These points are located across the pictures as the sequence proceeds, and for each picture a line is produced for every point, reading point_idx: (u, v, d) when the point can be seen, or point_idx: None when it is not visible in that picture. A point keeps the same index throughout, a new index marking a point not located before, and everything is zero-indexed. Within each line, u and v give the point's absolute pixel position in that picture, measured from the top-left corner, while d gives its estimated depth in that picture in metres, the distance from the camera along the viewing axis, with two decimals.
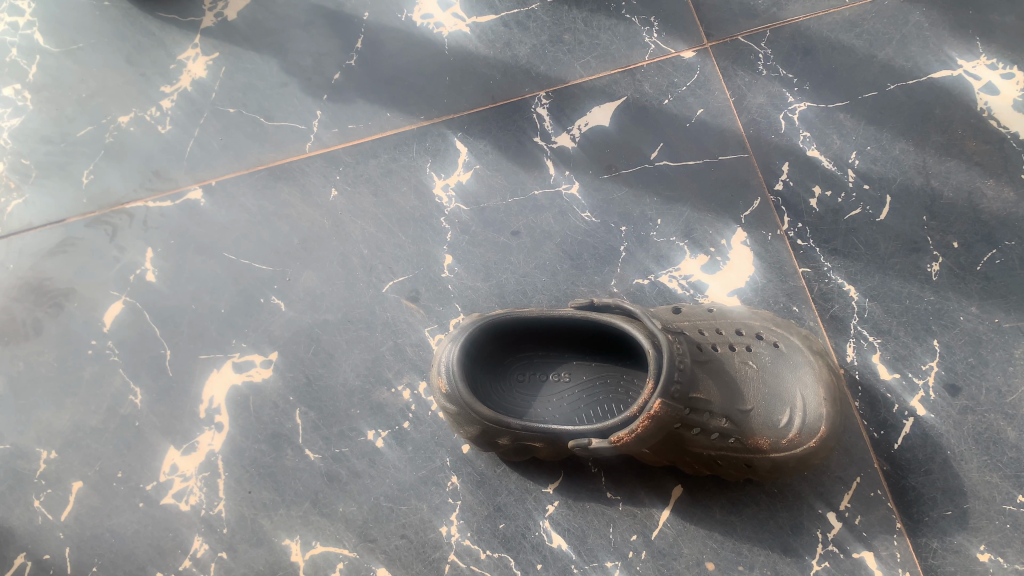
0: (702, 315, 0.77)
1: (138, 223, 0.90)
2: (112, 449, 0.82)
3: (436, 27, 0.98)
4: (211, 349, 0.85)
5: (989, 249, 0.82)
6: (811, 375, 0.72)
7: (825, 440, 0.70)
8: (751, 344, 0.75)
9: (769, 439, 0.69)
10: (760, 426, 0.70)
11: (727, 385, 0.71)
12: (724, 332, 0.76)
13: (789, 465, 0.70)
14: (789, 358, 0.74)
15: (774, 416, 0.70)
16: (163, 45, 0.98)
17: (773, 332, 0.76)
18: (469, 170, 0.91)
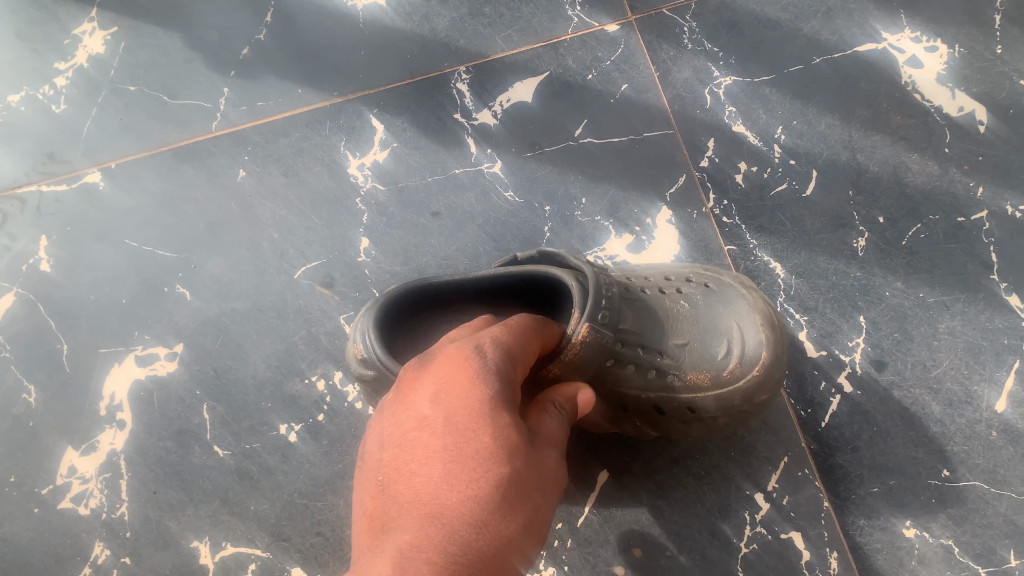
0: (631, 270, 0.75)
1: (31, 209, 0.84)
2: (5, 451, 0.77)
3: (350, 0, 0.93)
4: (112, 342, 0.80)
5: (914, 224, 0.81)
6: (746, 307, 0.69)
7: (767, 370, 0.66)
8: (681, 287, 0.72)
9: (707, 375, 0.66)
10: (693, 366, 0.67)
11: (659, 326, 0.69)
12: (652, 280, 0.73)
13: (735, 403, 0.66)
14: (718, 296, 0.71)
15: (711, 353, 0.67)
16: (56, 19, 0.91)
17: (704, 274, 0.74)
18: (387, 150, 0.87)
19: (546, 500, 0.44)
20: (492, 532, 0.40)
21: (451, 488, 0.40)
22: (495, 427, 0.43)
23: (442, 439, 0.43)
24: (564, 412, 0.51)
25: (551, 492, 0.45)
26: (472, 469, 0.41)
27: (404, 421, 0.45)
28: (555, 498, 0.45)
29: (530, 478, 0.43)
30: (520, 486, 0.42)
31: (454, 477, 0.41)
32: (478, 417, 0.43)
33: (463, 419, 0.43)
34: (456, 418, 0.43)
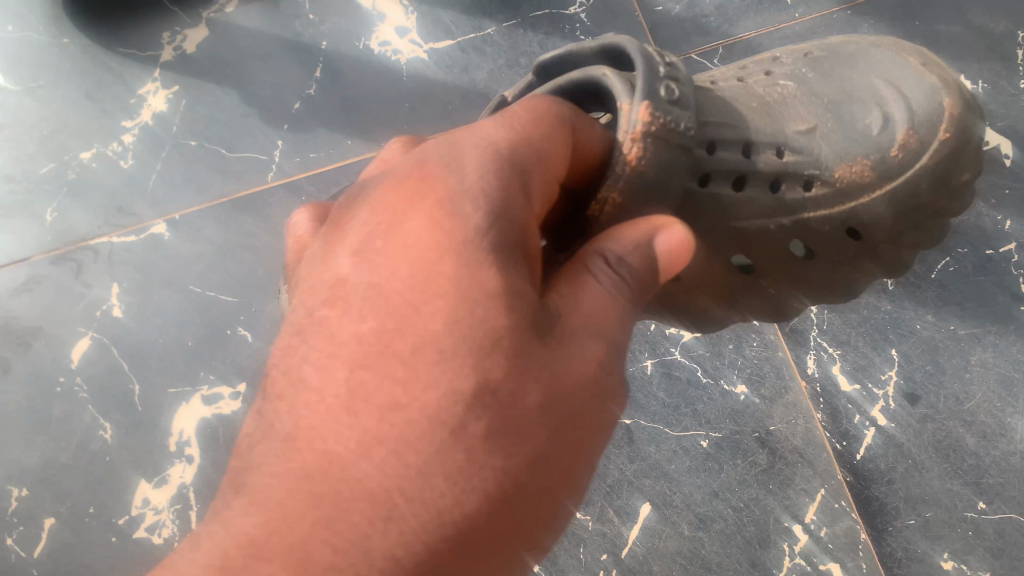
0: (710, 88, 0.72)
1: (103, 259, 0.90)
2: (83, 485, 0.83)
3: (394, 54, 0.97)
4: (180, 382, 0.86)
5: (943, 257, 0.83)
6: (888, 52, 0.69)
7: (954, 125, 0.64)
8: (775, 71, 0.72)
9: (864, 168, 0.65)
10: (832, 153, 0.65)
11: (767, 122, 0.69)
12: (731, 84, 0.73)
13: (904, 190, 0.65)
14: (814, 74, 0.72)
15: (865, 137, 0.65)
16: (123, 80, 0.97)
17: (794, 51, 0.74)
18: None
19: (558, 404, 0.42)
20: (458, 451, 0.38)
21: (376, 402, 0.39)
22: (450, 320, 0.40)
23: (376, 337, 0.41)
24: (616, 269, 0.48)
25: (566, 384, 0.43)
26: (412, 373, 0.39)
27: (327, 277, 0.44)
28: (578, 398, 0.43)
29: (507, 405, 0.40)
30: (495, 389, 0.40)
31: (374, 385, 0.39)
32: (435, 302, 0.40)
33: (409, 300, 0.41)
34: (410, 289, 0.41)
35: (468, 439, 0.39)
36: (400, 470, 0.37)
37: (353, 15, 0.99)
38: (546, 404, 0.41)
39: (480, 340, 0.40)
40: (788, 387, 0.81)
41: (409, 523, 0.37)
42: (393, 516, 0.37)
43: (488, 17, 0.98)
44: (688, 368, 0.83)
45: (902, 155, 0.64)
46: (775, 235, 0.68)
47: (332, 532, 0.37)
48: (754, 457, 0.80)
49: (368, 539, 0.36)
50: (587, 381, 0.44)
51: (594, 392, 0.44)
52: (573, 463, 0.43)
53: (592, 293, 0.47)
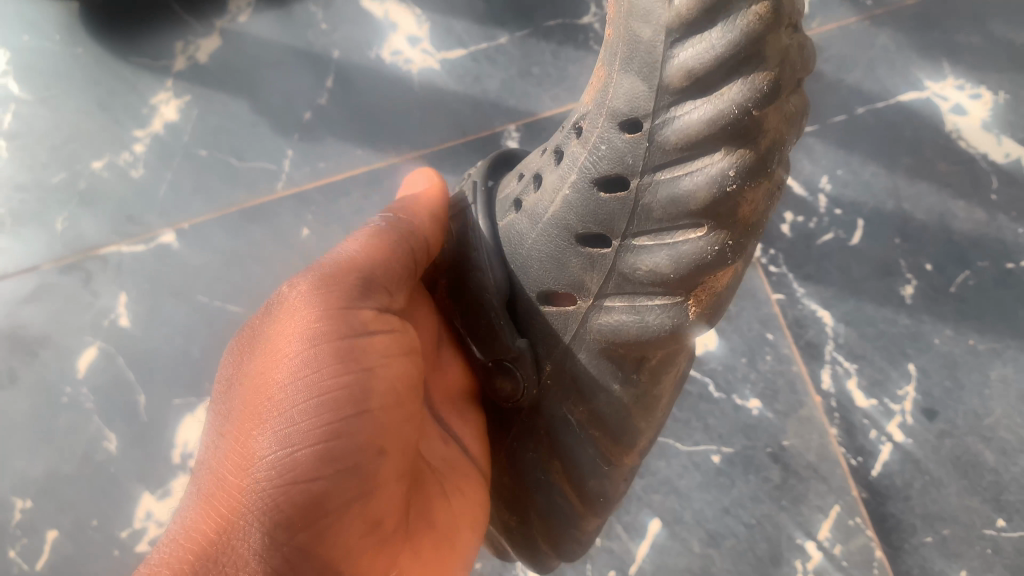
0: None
1: (112, 268, 0.90)
2: (87, 496, 0.83)
3: (406, 63, 0.97)
4: (185, 393, 0.85)
5: (962, 271, 0.82)
6: None
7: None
8: None
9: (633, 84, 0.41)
10: (627, 82, 0.41)
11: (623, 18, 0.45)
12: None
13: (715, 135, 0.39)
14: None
15: (642, 10, 0.39)
16: (135, 90, 0.98)
17: None
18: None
19: (291, 328, 0.52)
20: (251, 420, 0.51)
21: (232, 451, 0.51)
22: (259, 374, 0.52)
23: (235, 409, 0.53)
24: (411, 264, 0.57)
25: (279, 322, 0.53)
26: (247, 422, 0.51)
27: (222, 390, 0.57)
28: (287, 318, 0.52)
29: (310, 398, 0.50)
30: (257, 369, 0.53)
31: (231, 444, 0.51)
32: (256, 368, 0.53)
33: (245, 380, 0.53)
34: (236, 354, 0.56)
35: (251, 402, 0.51)
36: (238, 456, 0.50)
37: (365, 24, 0.99)
38: (279, 336, 0.52)
39: (256, 347, 0.54)
40: (802, 402, 0.79)
41: (244, 491, 0.48)
42: (243, 472, 0.49)
43: (501, 27, 0.98)
44: (699, 382, 0.81)
45: (725, 84, 0.38)
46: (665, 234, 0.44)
47: (238, 542, 0.48)
48: (766, 473, 0.78)
49: (237, 496, 0.49)
50: (308, 302, 0.52)
51: (326, 282, 0.53)
52: (342, 337, 0.51)
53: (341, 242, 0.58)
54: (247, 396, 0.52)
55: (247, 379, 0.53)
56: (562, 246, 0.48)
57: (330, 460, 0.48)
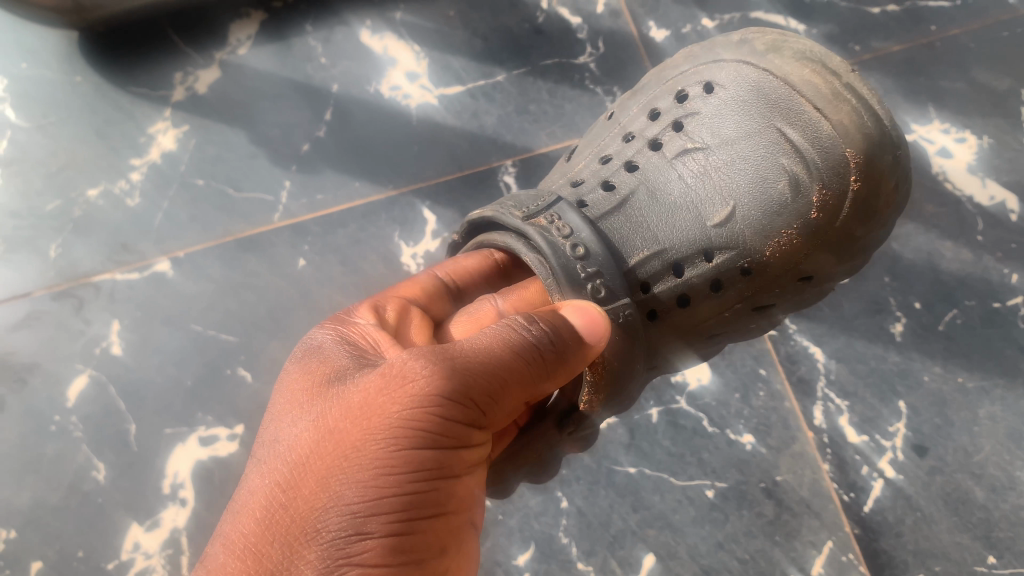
0: (593, 132, 0.73)
1: (105, 295, 0.90)
2: (73, 526, 0.82)
3: (404, 98, 0.98)
4: (177, 423, 0.85)
5: (950, 309, 0.84)
6: (791, 114, 0.59)
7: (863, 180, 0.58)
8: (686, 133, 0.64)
9: (792, 236, 0.60)
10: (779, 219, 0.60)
11: (735, 128, 0.61)
12: (693, 105, 0.64)
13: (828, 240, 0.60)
14: (812, 108, 0.58)
15: (805, 185, 0.59)
16: (133, 119, 0.98)
17: (713, 110, 0.63)
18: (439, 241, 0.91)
19: (396, 408, 0.48)
20: (328, 486, 0.47)
21: (296, 509, 0.47)
22: (347, 442, 0.48)
23: (304, 462, 0.49)
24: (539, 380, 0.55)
25: (380, 391, 0.50)
26: (323, 490, 0.47)
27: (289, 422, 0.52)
28: (391, 392, 0.49)
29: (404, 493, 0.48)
30: (338, 429, 0.49)
31: (293, 498, 0.48)
32: (345, 434, 0.49)
33: (325, 438, 0.49)
34: (309, 397, 0.53)
35: (326, 463, 0.48)
36: (302, 510, 0.47)
37: (364, 59, 1.00)
38: (377, 408, 0.49)
39: (344, 402, 0.50)
40: (795, 437, 0.80)
41: (301, 561, 0.46)
42: (306, 531, 0.47)
43: (499, 64, 0.99)
44: (693, 417, 0.82)
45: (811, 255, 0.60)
46: (718, 298, 0.64)
47: None
48: (759, 508, 0.79)
49: (293, 554, 0.46)
50: (425, 390, 0.49)
51: (449, 375, 0.50)
52: (443, 441, 0.49)
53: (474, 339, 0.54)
54: (326, 459, 0.48)
55: (329, 438, 0.49)
56: (712, 300, 0.64)
57: (398, 553, 0.46)
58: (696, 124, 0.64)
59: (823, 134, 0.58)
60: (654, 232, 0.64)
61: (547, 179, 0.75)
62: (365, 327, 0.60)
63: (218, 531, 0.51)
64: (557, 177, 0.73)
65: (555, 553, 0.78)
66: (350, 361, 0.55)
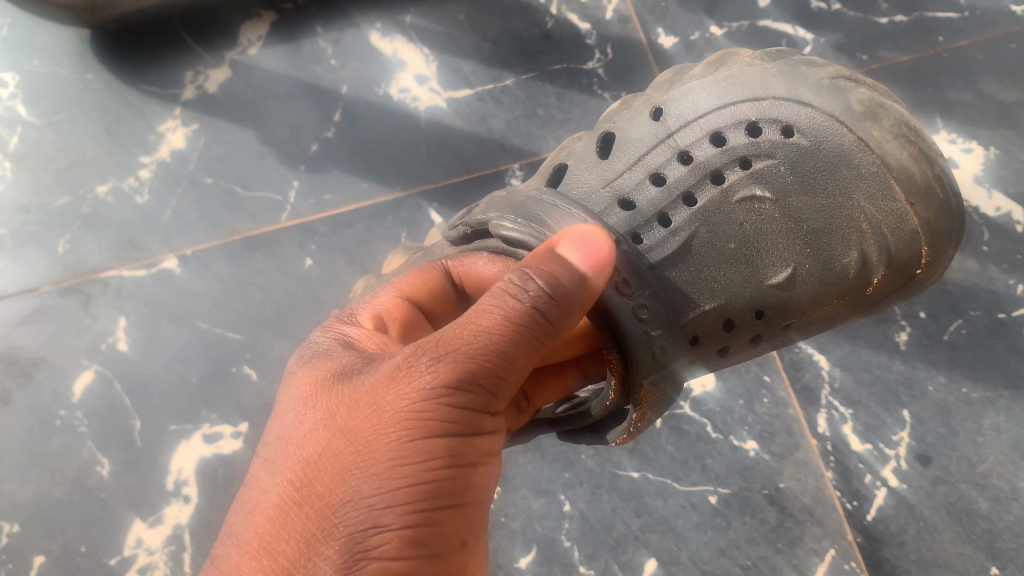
0: (637, 128, 0.67)
1: (112, 291, 0.90)
2: (77, 521, 0.83)
3: (413, 101, 0.98)
4: (181, 420, 0.85)
5: (955, 319, 0.83)
6: (876, 192, 0.62)
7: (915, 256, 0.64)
8: (762, 181, 0.63)
9: (839, 303, 0.66)
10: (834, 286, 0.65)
11: (811, 186, 0.63)
12: (769, 148, 0.62)
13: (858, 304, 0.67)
14: (888, 185, 0.62)
15: (871, 259, 0.63)
16: (143, 116, 0.99)
17: (799, 163, 0.62)
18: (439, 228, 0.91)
19: (404, 401, 0.47)
20: (342, 479, 0.47)
21: (312, 506, 0.47)
22: (358, 434, 0.48)
23: (317, 455, 0.49)
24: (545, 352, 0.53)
25: (385, 385, 0.49)
26: (338, 486, 0.47)
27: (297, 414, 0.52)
28: (399, 387, 0.48)
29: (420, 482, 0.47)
30: (350, 431, 0.49)
31: (308, 495, 0.48)
32: (355, 427, 0.48)
33: (336, 429, 0.49)
34: (315, 399, 0.52)
35: (342, 467, 0.48)
36: (319, 506, 0.47)
37: (374, 60, 1.00)
38: (385, 405, 0.48)
39: (353, 392, 0.50)
40: (798, 444, 0.80)
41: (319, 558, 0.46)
42: (323, 528, 0.46)
43: (508, 68, 1.00)
44: (696, 423, 0.81)
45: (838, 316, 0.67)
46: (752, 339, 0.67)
47: None
48: (762, 514, 0.79)
49: (310, 552, 0.46)
50: (428, 382, 0.47)
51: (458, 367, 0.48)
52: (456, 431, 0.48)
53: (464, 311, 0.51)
54: (339, 452, 0.48)
55: (340, 430, 0.49)
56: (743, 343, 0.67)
57: (417, 545, 0.46)
58: (774, 173, 0.63)
59: (895, 219, 0.62)
60: (710, 283, 0.64)
61: (574, 164, 0.68)
62: (364, 331, 0.59)
63: (229, 531, 0.51)
64: (595, 177, 0.67)
65: (557, 556, 0.79)
66: (356, 359, 0.54)
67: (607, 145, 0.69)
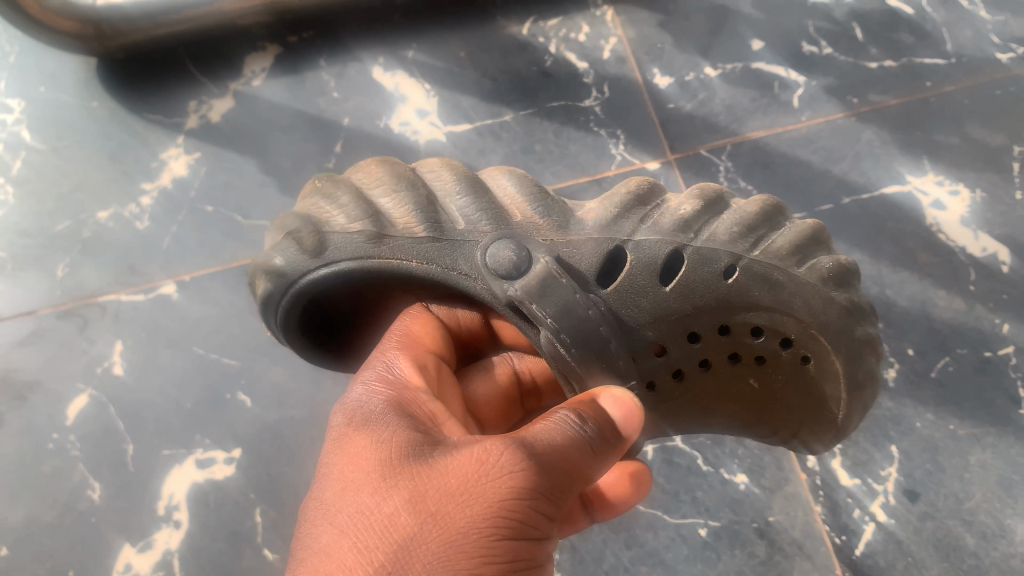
0: (708, 274, 0.58)
1: (110, 316, 0.91)
2: (67, 545, 0.83)
3: (414, 134, 0.99)
4: (175, 445, 0.86)
5: (942, 357, 0.85)
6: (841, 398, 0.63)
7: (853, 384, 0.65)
8: (748, 319, 0.60)
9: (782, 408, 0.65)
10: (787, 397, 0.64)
11: (787, 394, 0.64)
12: (784, 360, 0.61)
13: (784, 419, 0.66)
14: (830, 430, 0.66)
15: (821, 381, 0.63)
16: (146, 144, 1.00)
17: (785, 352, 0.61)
18: (306, 183, 0.64)
19: (498, 493, 0.45)
20: (425, 560, 0.42)
21: None
22: (447, 519, 0.44)
23: (395, 531, 0.44)
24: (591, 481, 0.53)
25: (471, 473, 0.46)
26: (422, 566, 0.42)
27: (362, 481, 0.47)
28: (489, 478, 0.46)
29: None
30: (433, 508, 0.44)
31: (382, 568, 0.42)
32: (442, 508, 0.44)
33: (419, 508, 0.44)
34: (383, 470, 0.47)
35: (419, 543, 0.43)
36: None
37: (375, 94, 1.02)
38: (475, 492, 0.45)
39: (440, 471, 0.46)
40: (788, 478, 0.81)
41: None
42: None
43: (507, 105, 1.02)
44: (688, 455, 0.82)
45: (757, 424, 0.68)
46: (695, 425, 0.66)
47: None
48: (752, 548, 0.79)
49: None
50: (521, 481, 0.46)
51: (545, 475, 0.47)
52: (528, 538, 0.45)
53: (530, 427, 0.50)
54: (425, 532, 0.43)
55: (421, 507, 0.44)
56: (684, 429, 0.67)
57: None
58: (781, 359, 0.62)
59: (812, 441, 0.68)
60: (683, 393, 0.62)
61: (625, 279, 0.57)
62: (411, 399, 0.54)
63: None
64: (649, 306, 0.57)
65: None
66: (419, 436, 0.50)
67: (666, 267, 0.59)
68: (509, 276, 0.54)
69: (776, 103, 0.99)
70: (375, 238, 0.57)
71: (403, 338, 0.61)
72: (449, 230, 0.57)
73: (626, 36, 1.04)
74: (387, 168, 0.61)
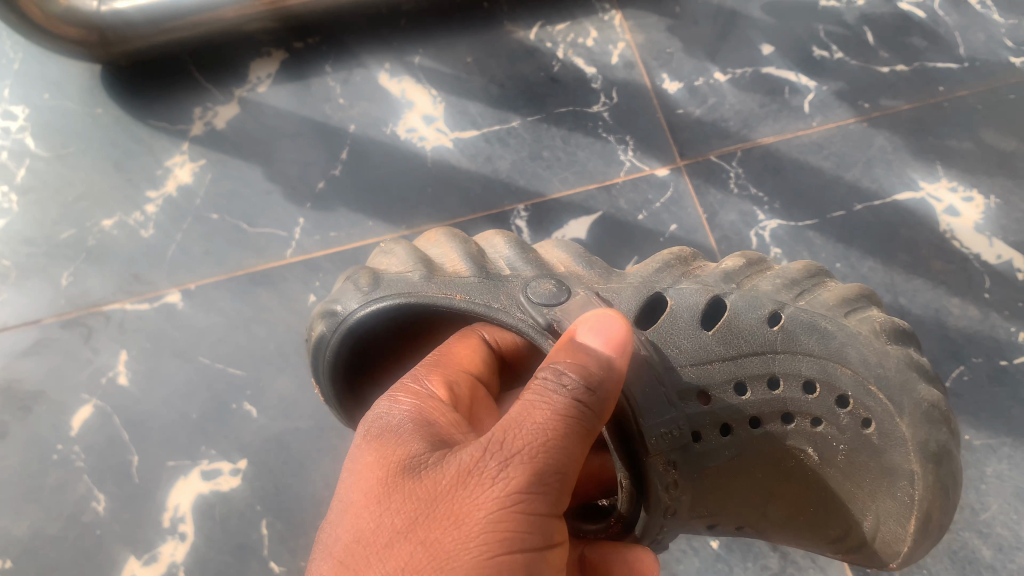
0: (752, 321, 0.62)
1: (114, 325, 0.90)
2: (71, 558, 0.82)
3: (420, 140, 0.99)
4: (180, 456, 0.85)
5: (957, 366, 0.83)
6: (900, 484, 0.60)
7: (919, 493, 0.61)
8: (802, 369, 0.61)
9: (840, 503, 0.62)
10: (846, 487, 0.62)
11: (848, 471, 0.61)
12: (844, 423, 0.60)
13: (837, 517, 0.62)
14: (906, 520, 0.61)
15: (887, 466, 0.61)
16: (151, 152, 0.99)
17: (845, 408, 0.61)
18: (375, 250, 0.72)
19: (484, 501, 0.44)
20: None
21: None
22: (436, 536, 0.43)
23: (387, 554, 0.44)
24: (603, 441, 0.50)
25: (454, 488, 0.45)
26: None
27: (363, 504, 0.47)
28: (475, 487, 0.44)
29: None
30: (420, 530, 0.44)
31: None
32: (431, 526, 0.44)
33: (410, 529, 0.44)
34: (378, 489, 0.47)
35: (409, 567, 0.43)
36: None
37: (381, 100, 1.02)
38: (461, 506, 0.44)
39: (432, 488, 0.46)
40: None
41: None
42: None
43: (514, 111, 1.01)
44: None
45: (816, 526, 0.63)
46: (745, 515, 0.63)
47: None
48: (765, 561, 0.78)
49: None
50: (506, 483, 0.44)
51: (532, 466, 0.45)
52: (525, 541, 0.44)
53: (512, 409, 0.48)
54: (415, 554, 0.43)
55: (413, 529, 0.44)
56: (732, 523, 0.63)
57: None
58: (841, 423, 0.61)
59: (892, 540, 0.62)
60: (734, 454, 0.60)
61: (665, 321, 0.61)
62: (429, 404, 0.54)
63: None
64: (692, 348, 0.60)
65: None
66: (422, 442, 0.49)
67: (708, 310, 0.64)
68: (550, 304, 0.59)
69: (786, 108, 0.98)
70: (427, 276, 0.63)
71: (450, 359, 0.60)
72: (496, 274, 0.63)
73: (634, 42, 1.03)
74: (445, 233, 0.70)
